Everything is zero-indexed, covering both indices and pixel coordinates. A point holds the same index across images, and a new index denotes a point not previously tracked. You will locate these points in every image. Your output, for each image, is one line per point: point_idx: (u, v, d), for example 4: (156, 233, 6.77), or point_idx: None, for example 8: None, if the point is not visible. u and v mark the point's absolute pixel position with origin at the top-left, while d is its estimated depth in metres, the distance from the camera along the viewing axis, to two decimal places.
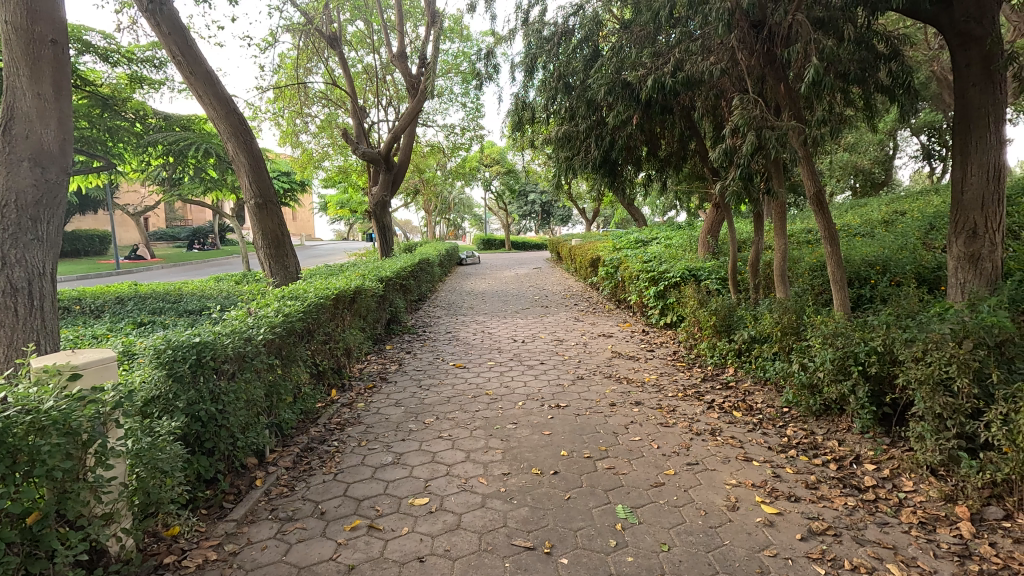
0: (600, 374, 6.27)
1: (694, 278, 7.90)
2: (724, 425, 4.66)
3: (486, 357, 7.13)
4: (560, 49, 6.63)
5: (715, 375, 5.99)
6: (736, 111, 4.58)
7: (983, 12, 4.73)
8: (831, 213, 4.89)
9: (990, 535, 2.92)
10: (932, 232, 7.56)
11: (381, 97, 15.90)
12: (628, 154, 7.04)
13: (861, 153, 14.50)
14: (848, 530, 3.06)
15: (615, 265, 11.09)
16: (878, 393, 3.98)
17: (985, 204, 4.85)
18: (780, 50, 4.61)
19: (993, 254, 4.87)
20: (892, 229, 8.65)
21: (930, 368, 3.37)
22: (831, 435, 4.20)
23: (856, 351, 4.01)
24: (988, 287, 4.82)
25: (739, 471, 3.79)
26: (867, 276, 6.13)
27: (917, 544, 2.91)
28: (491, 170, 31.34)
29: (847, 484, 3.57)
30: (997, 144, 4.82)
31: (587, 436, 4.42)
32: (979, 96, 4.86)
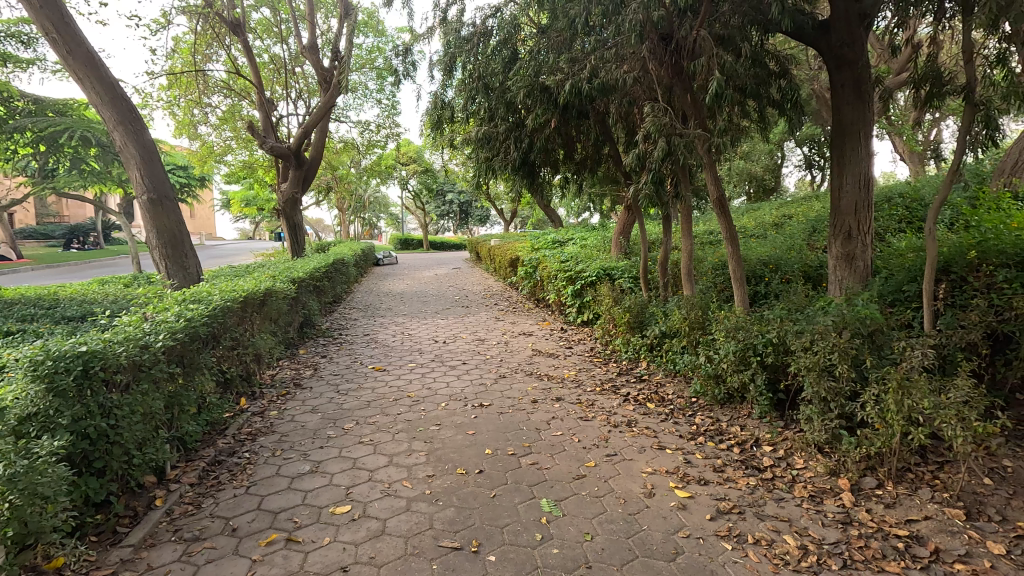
0: (521, 372, 6.36)
1: (609, 277, 8.23)
2: (639, 416, 4.90)
3: (407, 359, 7.00)
4: (479, 49, 6.65)
5: (630, 369, 6.27)
6: (648, 118, 4.83)
7: (855, 39, 5.32)
8: (731, 216, 5.29)
9: (866, 503, 3.29)
10: (815, 234, 8.39)
11: (290, 90, 15.14)
12: (546, 157, 7.20)
13: (755, 162, 15.79)
14: (751, 507, 3.34)
15: (533, 264, 11.32)
16: (774, 381, 4.36)
17: (858, 210, 5.46)
18: (687, 63, 4.92)
19: (865, 254, 5.48)
20: (782, 231, 9.48)
21: (817, 357, 3.76)
22: (734, 421, 4.55)
23: (754, 343, 4.38)
24: (861, 284, 5.41)
25: (654, 459, 4.01)
26: (762, 275, 6.69)
27: (808, 516, 3.22)
28: (408, 170, 30.81)
29: (749, 465, 3.88)
30: (867, 157, 5.45)
31: (510, 433, 4.47)
32: (852, 113, 5.46)
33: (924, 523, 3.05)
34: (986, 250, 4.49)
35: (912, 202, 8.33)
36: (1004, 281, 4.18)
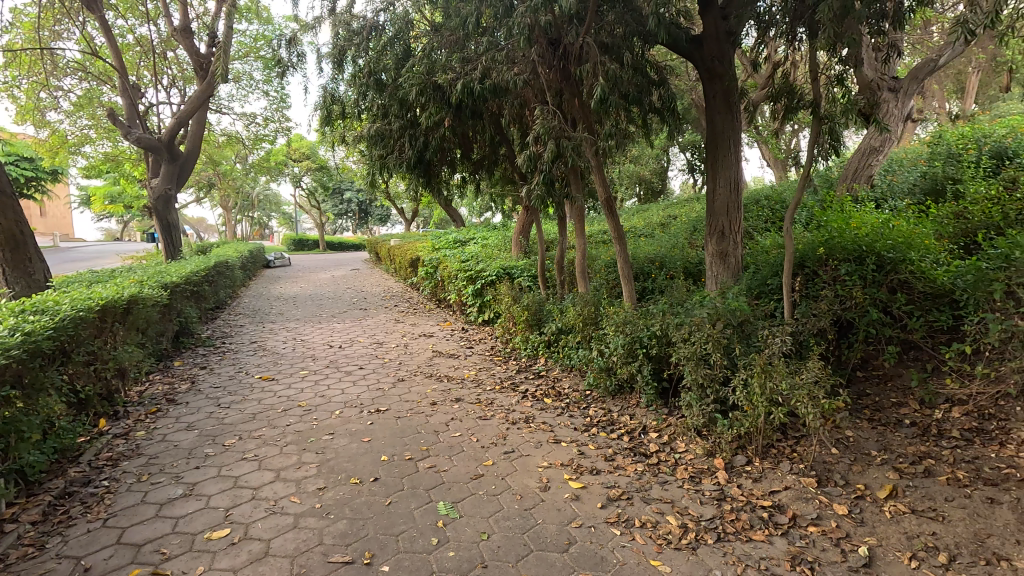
0: (421, 374, 6.26)
1: (508, 277, 8.35)
2: (536, 412, 5.00)
3: (299, 366, 6.63)
4: (370, 44, 6.44)
5: (528, 366, 6.39)
6: (539, 120, 4.94)
7: (723, 54, 5.79)
8: (619, 215, 5.57)
9: (738, 479, 3.60)
10: (695, 233, 9.07)
11: (161, 76, 13.75)
12: (443, 156, 7.14)
13: (643, 166, 16.77)
14: (639, 492, 3.53)
15: (434, 264, 11.21)
16: (658, 371, 4.66)
17: (729, 211, 5.96)
18: (574, 68, 5.10)
19: (736, 251, 6.00)
20: (667, 230, 10.15)
21: (694, 347, 4.07)
22: (624, 410, 4.79)
23: (641, 336, 4.65)
24: (733, 278, 5.92)
25: (550, 453, 4.11)
26: (649, 271, 7.13)
27: (688, 495, 3.47)
28: (300, 166, 29.21)
29: (636, 452, 4.10)
30: (735, 163, 5.97)
31: (407, 437, 4.37)
32: (723, 122, 5.96)
33: (785, 493, 3.39)
34: (832, 247, 5.11)
35: (775, 203, 9.28)
36: (846, 274, 4.78)
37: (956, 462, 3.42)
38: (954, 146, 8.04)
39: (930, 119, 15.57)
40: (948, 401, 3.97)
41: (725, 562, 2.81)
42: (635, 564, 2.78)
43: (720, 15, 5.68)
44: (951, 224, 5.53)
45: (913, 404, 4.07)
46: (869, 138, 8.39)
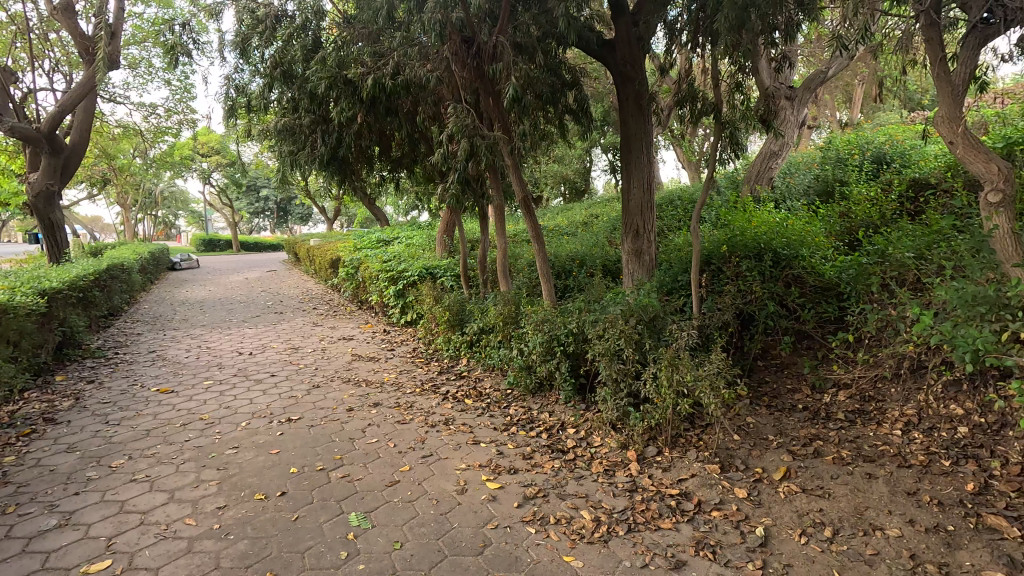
0: (338, 379, 6.01)
1: (430, 277, 8.22)
2: (457, 413, 4.94)
3: (203, 376, 6.18)
4: (277, 34, 6.11)
5: (451, 367, 6.30)
6: (453, 118, 4.87)
7: (634, 59, 5.98)
8: (536, 214, 5.61)
9: (649, 470, 3.73)
10: (614, 231, 9.34)
11: (42, 59, 12.40)
12: (359, 153, 6.90)
13: (567, 166, 17.04)
14: (555, 488, 3.56)
15: (355, 265, 10.85)
16: (576, 367, 4.74)
17: (642, 210, 6.17)
18: (488, 66, 5.07)
19: (649, 249, 6.21)
20: (589, 229, 10.37)
21: (608, 344, 4.18)
22: (543, 408, 4.83)
23: (558, 334, 4.72)
24: (647, 275, 6.12)
25: (468, 455, 4.07)
26: (570, 270, 7.26)
27: (602, 489, 3.55)
28: (210, 161, 27.37)
29: (554, 449, 4.15)
30: (647, 164, 6.19)
31: (320, 447, 4.18)
32: (636, 124, 6.16)
33: (691, 480, 3.55)
34: (734, 244, 5.41)
35: (687, 203, 9.72)
36: (747, 270, 5.08)
37: (841, 441, 3.72)
38: (842, 151, 8.76)
39: (824, 126, 16.89)
40: (835, 385, 4.32)
41: (634, 552, 2.89)
42: (548, 562, 2.79)
43: (631, 21, 5.85)
44: (837, 223, 6.02)
45: (805, 389, 4.38)
46: (768, 142, 8.98)
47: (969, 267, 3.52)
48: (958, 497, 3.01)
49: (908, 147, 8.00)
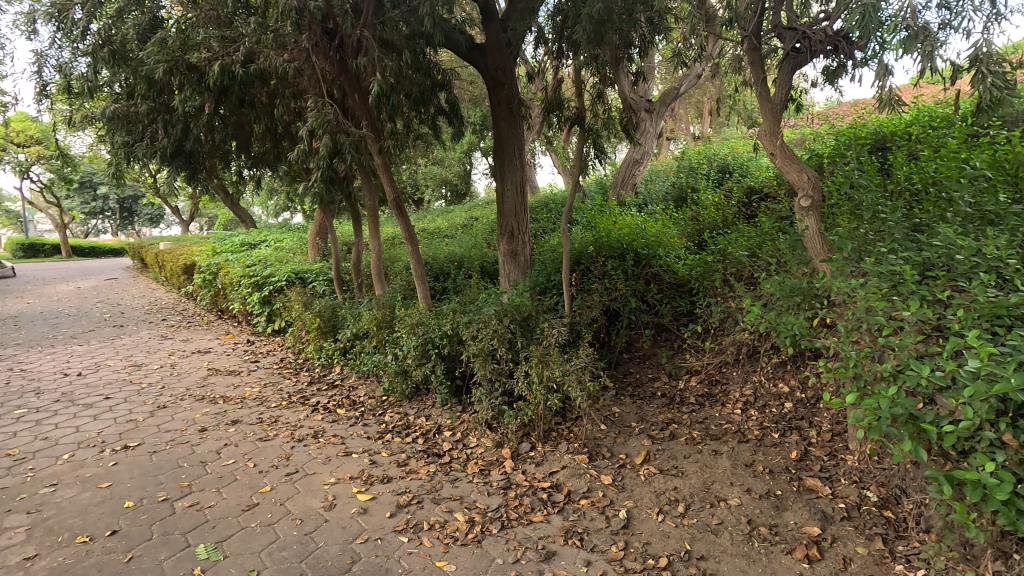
0: (191, 397, 5.41)
1: (300, 282, 7.72)
2: (327, 425, 4.67)
3: (14, 404, 5.23)
4: (104, 9, 5.38)
5: (322, 377, 5.94)
6: (315, 113, 4.61)
7: (504, 64, 6.08)
8: (409, 216, 5.50)
9: (522, 465, 3.80)
10: (492, 233, 9.45)
11: None
12: (212, 148, 6.28)
13: (447, 168, 16.92)
14: (429, 494, 3.50)
15: (214, 271, 9.88)
16: (452, 369, 4.72)
17: (516, 212, 6.30)
18: (352, 61, 4.87)
19: (524, 250, 6.35)
20: (469, 231, 10.40)
21: (482, 344, 4.21)
22: (420, 412, 4.74)
23: (433, 337, 4.66)
24: (523, 276, 6.26)
25: (338, 468, 3.85)
26: (448, 271, 7.22)
27: (477, 489, 3.55)
28: (28, 153, 23.39)
29: (430, 453, 4.08)
30: (520, 167, 6.35)
31: (164, 475, 3.72)
32: (507, 128, 6.28)
33: (562, 472, 3.68)
34: (600, 245, 5.74)
35: (560, 207, 10.12)
36: (612, 269, 5.41)
37: (693, 423, 4.08)
38: (693, 161, 9.65)
39: (681, 138, 18.52)
40: (687, 372, 4.73)
41: (506, 549, 2.92)
42: (420, 569, 2.72)
43: (499, 27, 5.96)
44: (689, 226, 6.62)
45: (664, 378, 4.75)
46: (631, 151, 9.64)
47: (790, 263, 4.04)
48: (784, 465, 3.43)
49: (745, 159, 9.02)
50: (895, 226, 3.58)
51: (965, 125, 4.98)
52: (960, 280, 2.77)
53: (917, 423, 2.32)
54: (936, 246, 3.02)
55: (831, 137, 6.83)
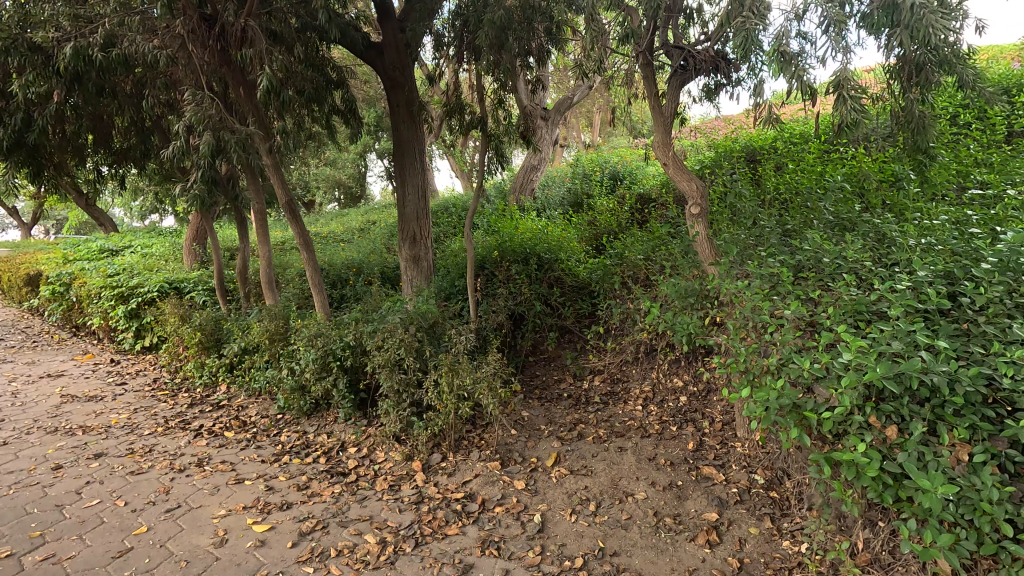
0: (39, 430, 4.65)
1: (175, 292, 6.96)
2: (213, 451, 4.23)
3: None
4: None
5: (205, 397, 5.38)
6: (192, 107, 4.18)
7: (403, 65, 5.92)
8: (303, 220, 5.17)
9: (434, 477, 3.70)
10: (391, 237, 9.17)
11: None
12: (62, 142, 5.48)
13: (340, 170, 16.18)
14: (335, 517, 3.28)
15: (65, 281, 8.62)
16: (355, 381, 4.50)
17: (418, 217, 6.16)
18: (236, 52, 4.49)
19: (427, 255, 6.22)
20: (366, 236, 10.01)
21: (388, 354, 4.04)
22: (320, 430, 4.45)
23: (334, 348, 4.40)
24: (426, 282, 6.14)
25: (229, 498, 3.50)
26: (346, 278, 6.88)
27: (387, 507, 3.40)
28: None
29: (333, 473, 3.84)
30: (421, 171, 6.21)
31: (7, 525, 3.15)
32: (407, 131, 6.12)
33: (475, 480, 3.63)
34: (504, 250, 5.72)
35: (460, 211, 10.07)
36: (516, 273, 5.46)
37: (599, 422, 4.22)
38: (587, 168, 10.05)
39: (573, 146, 19.18)
40: (591, 372, 4.89)
41: (421, 567, 2.82)
42: None
43: (397, 26, 5.79)
44: (586, 231, 6.87)
45: (569, 379, 4.88)
46: (528, 157, 9.84)
47: (682, 266, 4.30)
48: (683, 456, 3.65)
49: (634, 168, 9.56)
50: (770, 231, 3.95)
51: (819, 142, 5.65)
52: (826, 280, 3.12)
53: (799, 410, 2.57)
54: (806, 250, 3.38)
55: (709, 149, 7.43)
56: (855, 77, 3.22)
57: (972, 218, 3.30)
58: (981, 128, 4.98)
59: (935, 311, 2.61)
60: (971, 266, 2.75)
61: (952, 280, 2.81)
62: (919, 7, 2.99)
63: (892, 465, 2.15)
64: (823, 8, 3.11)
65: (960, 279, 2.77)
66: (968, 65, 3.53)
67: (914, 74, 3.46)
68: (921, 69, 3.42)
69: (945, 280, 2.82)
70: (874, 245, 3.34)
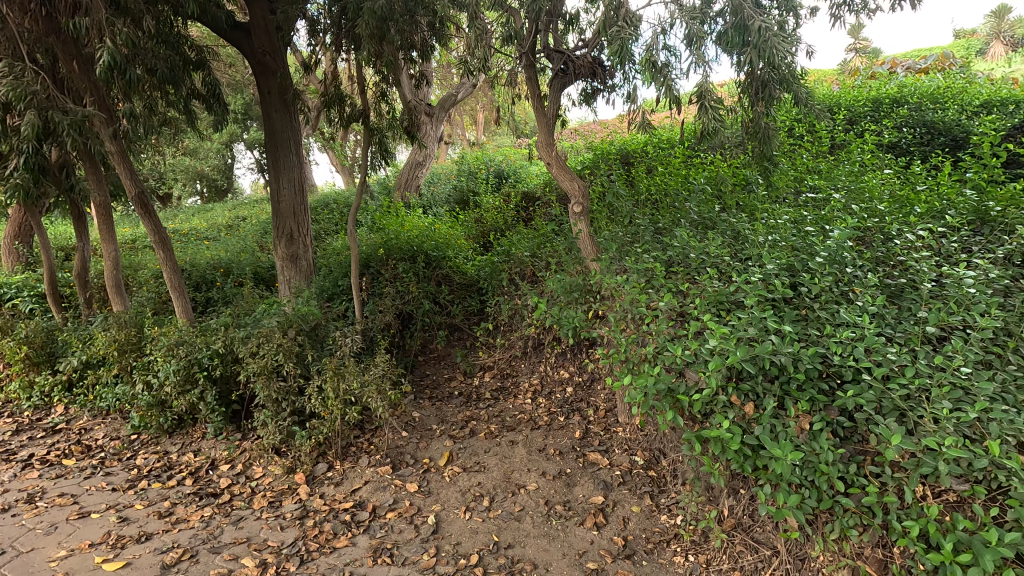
0: None
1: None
2: (49, 483, 3.64)
3: None
4: None
5: (35, 421, 4.60)
6: (8, 80, 3.54)
7: (274, 49, 5.47)
8: (158, 216, 4.62)
9: (319, 489, 3.50)
10: (264, 234, 8.50)
11: None
12: None
13: (202, 160, 14.63)
14: (205, 543, 2.98)
15: None
16: (226, 393, 4.12)
17: (295, 213, 5.79)
18: (65, 20, 3.91)
19: (306, 254, 5.88)
20: (235, 233, 9.18)
21: (264, 360, 3.75)
22: (185, 448, 4.01)
23: (199, 357, 3.98)
24: (306, 281, 5.81)
25: (71, 535, 3.04)
26: (212, 279, 6.26)
27: (267, 525, 3.15)
28: None
29: (203, 494, 3.49)
30: (297, 164, 5.82)
31: None
32: (281, 120, 5.68)
33: (364, 488, 3.48)
34: (390, 248, 5.54)
35: (341, 207, 9.59)
36: (403, 271, 5.33)
37: (490, 418, 4.26)
38: (472, 166, 10.07)
39: (458, 143, 19.10)
40: (481, 368, 4.91)
41: None
42: None
43: (267, 7, 5.34)
44: (473, 228, 6.89)
45: (460, 376, 4.87)
46: (413, 153, 9.64)
47: (566, 263, 4.51)
48: (570, 444, 3.80)
49: (517, 167, 9.75)
50: (644, 229, 4.25)
51: (683, 148, 6.17)
52: (693, 274, 3.43)
53: (673, 394, 2.78)
54: (675, 246, 3.68)
55: (587, 151, 7.80)
56: (714, 89, 3.55)
57: (806, 218, 3.80)
58: (811, 140, 5.74)
59: (781, 300, 2.97)
60: (807, 260, 3.17)
61: (792, 272, 3.22)
62: (764, 31, 3.37)
63: (751, 438, 2.41)
64: (687, 25, 3.37)
65: (799, 271, 3.18)
66: (802, 85, 4.05)
67: (760, 90, 3.89)
68: (765, 86, 3.87)
69: (788, 271, 3.22)
70: (732, 241, 3.72)
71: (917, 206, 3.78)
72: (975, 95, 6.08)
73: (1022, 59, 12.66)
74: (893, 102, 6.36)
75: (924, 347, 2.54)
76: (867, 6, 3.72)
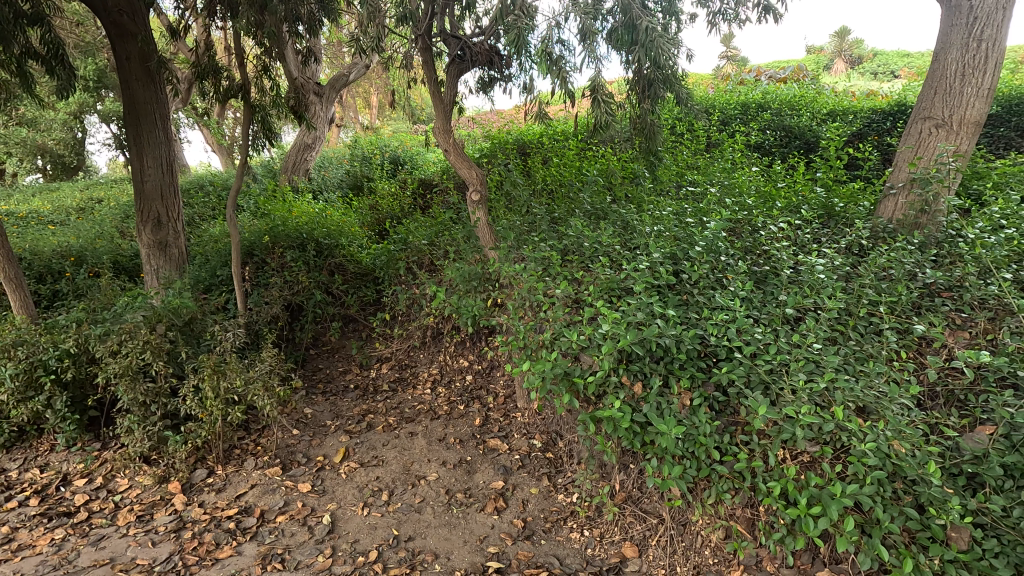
0: None
1: None
2: None
3: None
4: None
5: None
6: None
7: (134, 9, 4.76)
8: None
9: (198, 497, 3.21)
10: (125, 219, 7.56)
11: None
12: None
13: (44, 133, 12.64)
14: (57, 570, 2.62)
15: None
16: (79, 399, 3.62)
17: (163, 195, 5.22)
18: None
19: (177, 240, 5.34)
20: (87, 217, 8.07)
21: (128, 360, 3.32)
22: (28, 465, 3.48)
23: (44, 360, 3.44)
24: (177, 271, 5.29)
25: None
26: (61, 269, 5.46)
27: (135, 543, 2.83)
28: None
29: (53, 515, 3.05)
30: (164, 142, 5.21)
31: None
32: (143, 91, 5.01)
33: (250, 492, 3.25)
34: (276, 235, 5.16)
35: (219, 190, 8.80)
36: (291, 260, 5.00)
37: (387, 410, 4.16)
38: (366, 150, 9.67)
39: (350, 127, 18.23)
40: (378, 360, 4.77)
41: None
42: None
43: None
44: (367, 215, 6.63)
45: (355, 369, 4.69)
46: (301, 134, 9.06)
47: (465, 251, 4.49)
48: (470, 432, 3.82)
49: (413, 153, 9.53)
50: (541, 219, 4.37)
51: (577, 140, 6.39)
52: (587, 263, 3.56)
53: (569, 378, 2.88)
54: (569, 235, 3.82)
55: (484, 140, 7.81)
56: (605, 84, 3.69)
57: (687, 210, 4.09)
58: (690, 138, 6.20)
59: (665, 287, 3.18)
60: (688, 249, 3.42)
61: (675, 259, 3.46)
62: (651, 31, 3.56)
63: (639, 416, 2.57)
64: (580, 19, 3.45)
65: (681, 259, 3.42)
66: (682, 85, 4.34)
67: (646, 89, 4.13)
68: (651, 85, 4.11)
69: (671, 260, 3.46)
70: (622, 231, 3.92)
71: (778, 201, 4.23)
72: (823, 104, 6.90)
73: (858, 76, 14.58)
74: (758, 106, 7.04)
75: (783, 327, 2.85)
76: (738, 17, 4.05)
